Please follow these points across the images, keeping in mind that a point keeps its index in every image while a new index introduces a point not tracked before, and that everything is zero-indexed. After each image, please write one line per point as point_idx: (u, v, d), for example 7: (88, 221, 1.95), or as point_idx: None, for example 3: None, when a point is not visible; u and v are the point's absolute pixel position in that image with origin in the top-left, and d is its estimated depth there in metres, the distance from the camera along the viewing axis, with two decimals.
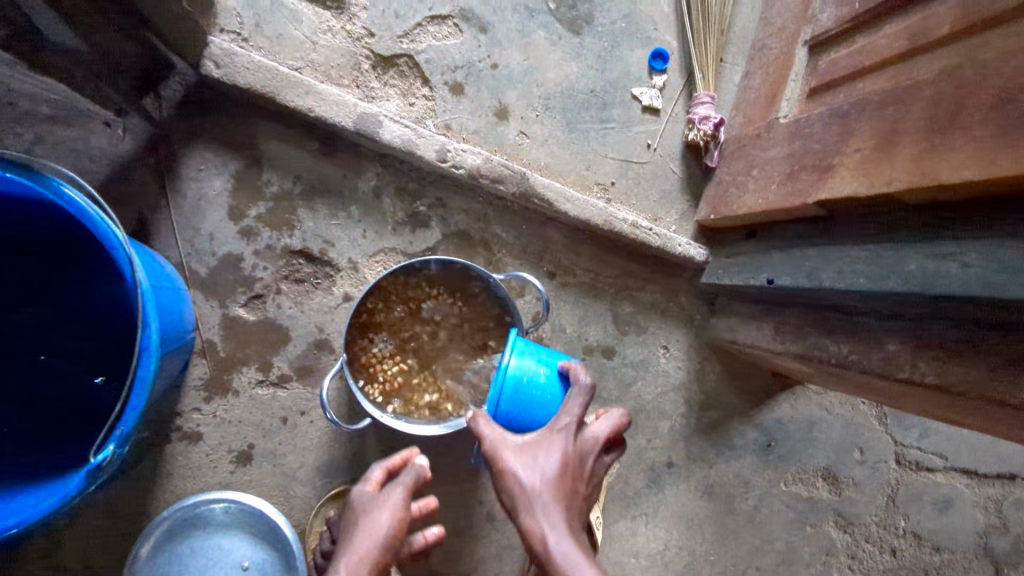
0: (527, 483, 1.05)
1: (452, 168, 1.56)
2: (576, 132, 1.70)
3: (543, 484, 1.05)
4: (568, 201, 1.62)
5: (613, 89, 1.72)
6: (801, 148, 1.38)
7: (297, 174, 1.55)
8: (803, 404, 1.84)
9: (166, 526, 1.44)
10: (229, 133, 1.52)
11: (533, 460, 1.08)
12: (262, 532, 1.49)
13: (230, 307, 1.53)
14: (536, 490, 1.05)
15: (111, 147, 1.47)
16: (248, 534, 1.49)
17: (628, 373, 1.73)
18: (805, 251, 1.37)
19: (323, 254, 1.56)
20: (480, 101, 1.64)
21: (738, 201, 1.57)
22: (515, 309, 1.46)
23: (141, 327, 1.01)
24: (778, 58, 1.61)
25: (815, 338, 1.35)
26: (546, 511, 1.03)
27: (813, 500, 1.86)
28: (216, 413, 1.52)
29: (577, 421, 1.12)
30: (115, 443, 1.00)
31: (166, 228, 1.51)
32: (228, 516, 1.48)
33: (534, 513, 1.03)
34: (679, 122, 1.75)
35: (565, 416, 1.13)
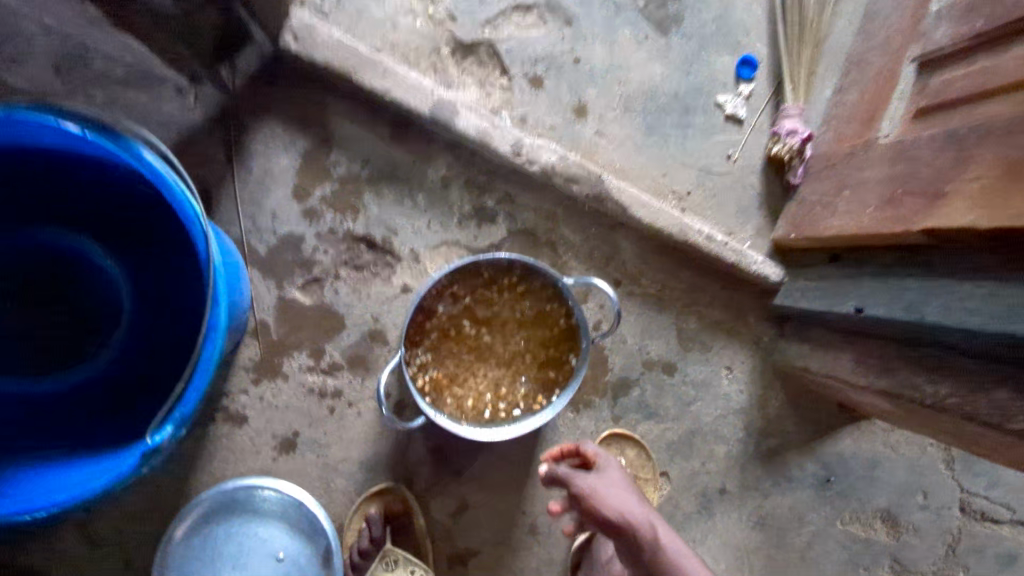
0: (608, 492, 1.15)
1: (525, 163, 1.49)
2: (654, 136, 1.63)
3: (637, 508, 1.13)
4: (642, 207, 1.54)
5: (697, 94, 1.65)
6: (906, 170, 1.29)
7: (365, 157, 1.50)
8: (867, 440, 1.75)
9: (203, 507, 1.39)
10: (300, 110, 1.47)
11: (604, 477, 1.19)
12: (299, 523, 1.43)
13: (287, 289, 1.48)
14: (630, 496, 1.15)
15: (182, 115, 1.43)
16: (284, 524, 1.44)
17: (687, 392, 1.66)
18: (901, 281, 1.27)
19: (386, 242, 1.51)
20: (558, 97, 1.58)
21: (824, 221, 1.48)
22: (588, 331, 1.39)
23: (210, 306, 0.95)
24: (879, 73, 1.51)
25: (905, 375, 1.25)
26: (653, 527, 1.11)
27: (869, 542, 1.76)
28: (264, 396, 1.48)
29: (608, 456, 1.26)
30: (173, 425, 0.94)
31: (228, 203, 1.46)
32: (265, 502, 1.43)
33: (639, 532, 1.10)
34: (763, 134, 1.68)
35: (600, 455, 1.26)
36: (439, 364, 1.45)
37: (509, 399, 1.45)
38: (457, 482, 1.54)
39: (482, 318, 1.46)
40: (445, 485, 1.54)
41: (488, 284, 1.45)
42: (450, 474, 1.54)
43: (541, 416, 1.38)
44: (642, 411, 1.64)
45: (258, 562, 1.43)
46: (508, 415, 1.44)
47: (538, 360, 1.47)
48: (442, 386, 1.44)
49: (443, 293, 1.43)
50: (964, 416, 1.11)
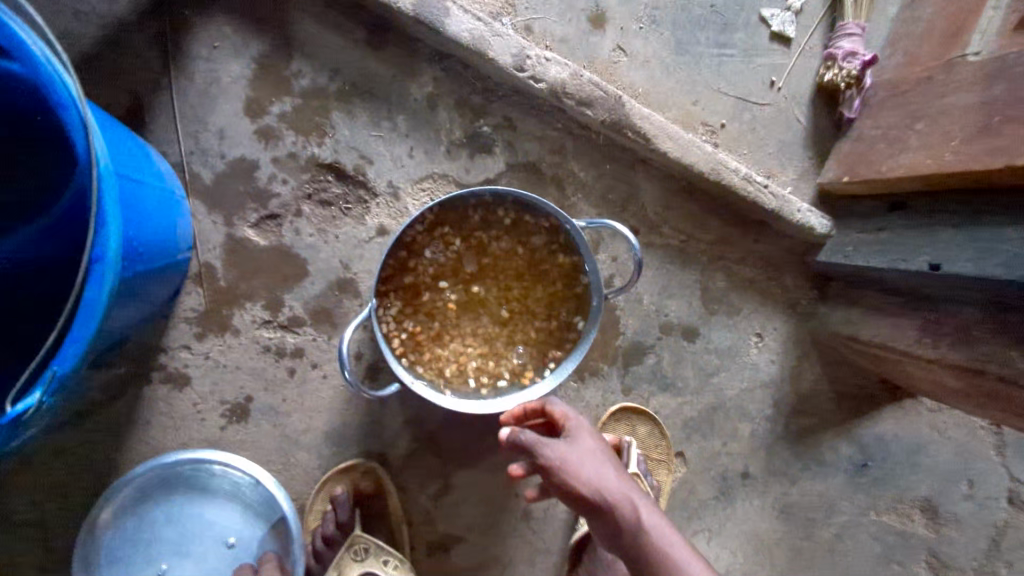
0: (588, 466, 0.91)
1: (530, 80, 1.22)
2: (685, 56, 1.35)
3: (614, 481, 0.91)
4: (669, 139, 1.28)
5: (738, 7, 1.37)
6: (1007, 92, 1.03)
7: (335, 67, 1.23)
8: (911, 421, 1.53)
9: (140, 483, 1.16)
10: (254, 5, 1.19)
11: (580, 448, 0.93)
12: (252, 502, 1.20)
13: (238, 226, 1.22)
14: (610, 470, 0.92)
15: (105, 5, 1.15)
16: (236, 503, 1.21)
17: (710, 361, 1.42)
18: (994, 232, 1.02)
19: (359, 173, 1.25)
20: (572, 2, 1.30)
21: (888, 161, 1.23)
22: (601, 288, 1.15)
23: (94, 231, 0.70)
24: None
25: (990, 348, 1.01)
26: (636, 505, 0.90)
27: (905, 535, 1.56)
28: (210, 354, 1.23)
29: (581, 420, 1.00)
30: (43, 390, 0.69)
31: (164, 118, 1.19)
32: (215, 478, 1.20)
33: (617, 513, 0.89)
34: (814, 59, 1.40)
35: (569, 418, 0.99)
36: (418, 319, 1.20)
37: (495, 371, 1.21)
38: (440, 459, 1.32)
39: (477, 273, 1.21)
40: (425, 463, 1.32)
41: (482, 224, 1.20)
42: (432, 450, 1.31)
43: (524, 397, 1.15)
44: (657, 382, 1.41)
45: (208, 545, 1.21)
46: (489, 389, 1.21)
47: (536, 332, 1.23)
48: (421, 347, 1.20)
49: (434, 236, 1.18)
50: None
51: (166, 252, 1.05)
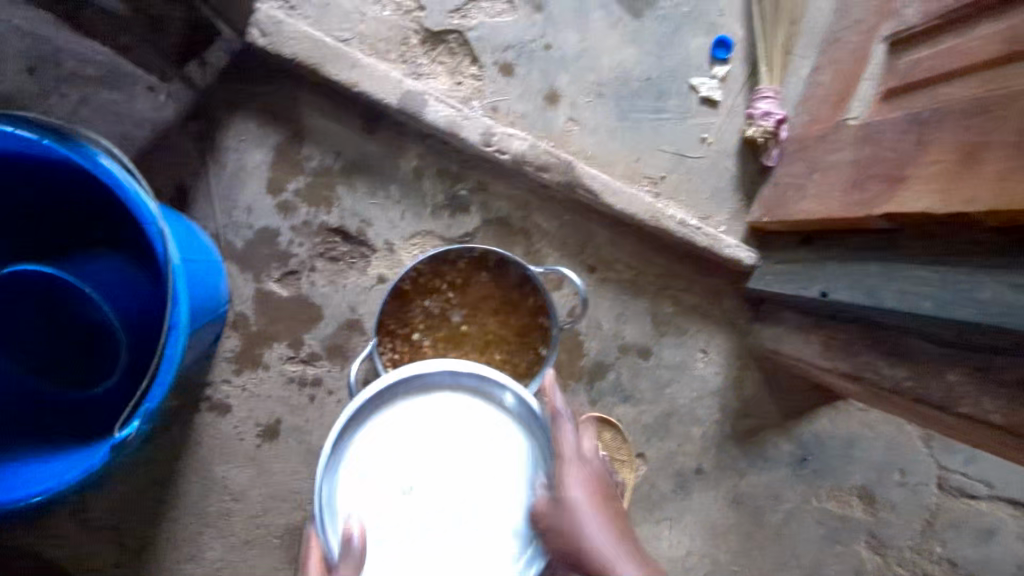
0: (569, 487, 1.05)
1: (496, 153, 1.50)
2: (627, 122, 1.63)
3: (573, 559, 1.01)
4: (614, 194, 1.55)
5: (671, 78, 1.64)
6: (871, 154, 1.29)
7: (338, 150, 1.52)
8: (844, 420, 1.77)
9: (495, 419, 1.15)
10: (272, 104, 1.49)
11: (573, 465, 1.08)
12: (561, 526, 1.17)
13: (265, 281, 1.51)
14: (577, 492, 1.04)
15: (154, 112, 1.45)
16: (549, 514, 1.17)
17: (662, 375, 1.68)
18: (865, 266, 1.27)
19: (360, 233, 1.53)
20: (530, 84, 1.58)
21: (795, 205, 1.48)
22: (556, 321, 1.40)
23: (171, 306, 0.98)
24: (852, 54, 1.50)
25: (867, 359, 1.26)
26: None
27: (845, 518, 1.79)
28: (246, 386, 1.52)
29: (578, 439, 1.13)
30: (139, 421, 0.98)
31: (204, 199, 1.49)
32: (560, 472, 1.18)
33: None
34: (738, 117, 1.67)
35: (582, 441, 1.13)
36: (412, 353, 1.48)
37: None
38: None
39: (462, 318, 1.50)
40: None
41: (466, 275, 1.48)
42: None
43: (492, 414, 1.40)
44: (618, 394, 1.67)
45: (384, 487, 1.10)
46: None
47: (502, 371, 1.48)
48: None
49: (432, 288, 1.47)
50: (918, 399, 1.13)
51: (212, 307, 1.34)
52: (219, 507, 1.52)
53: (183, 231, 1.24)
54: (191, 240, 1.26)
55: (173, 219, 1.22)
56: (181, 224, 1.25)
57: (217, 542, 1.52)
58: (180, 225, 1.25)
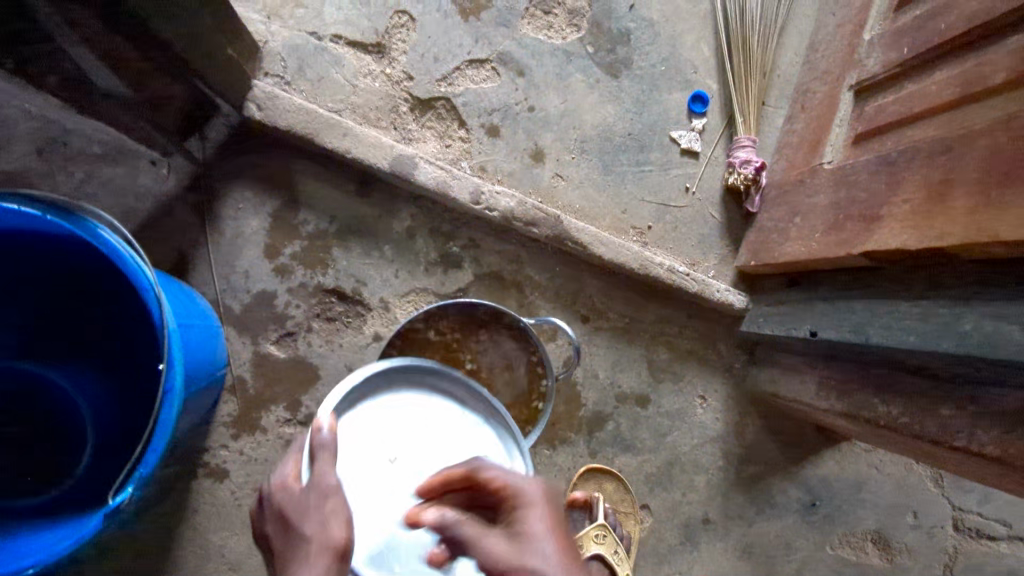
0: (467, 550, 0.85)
1: (485, 210, 1.54)
2: (612, 175, 1.68)
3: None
4: (603, 244, 1.59)
5: (651, 132, 1.71)
6: (847, 195, 1.33)
7: (333, 214, 1.57)
8: (850, 461, 1.74)
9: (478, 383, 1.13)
10: (268, 173, 1.55)
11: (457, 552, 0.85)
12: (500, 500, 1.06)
13: (262, 344, 1.53)
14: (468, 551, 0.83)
15: (155, 185, 1.51)
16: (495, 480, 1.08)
17: (663, 423, 1.67)
18: (851, 304, 1.28)
19: (356, 293, 1.56)
20: (516, 144, 1.65)
21: (779, 247, 1.51)
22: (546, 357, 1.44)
23: (167, 369, 0.99)
24: (822, 103, 1.57)
25: (861, 397, 1.25)
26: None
27: (861, 565, 1.74)
28: (243, 450, 1.51)
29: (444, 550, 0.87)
30: (133, 486, 0.96)
31: (203, 265, 1.53)
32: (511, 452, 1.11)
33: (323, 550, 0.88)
34: (719, 165, 1.73)
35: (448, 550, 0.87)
36: None
37: None
38: None
39: (467, 355, 1.51)
40: None
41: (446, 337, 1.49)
42: None
43: None
44: (618, 444, 1.65)
45: (366, 457, 1.03)
46: None
47: None
48: None
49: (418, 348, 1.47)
50: (913, 436, 1.12)
51: (210, 371, 1.35)
52: None
53: (178, 297, 1.26)
54: (183, 302, 1.26)
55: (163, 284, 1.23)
56: (171, 287, 1.26)
57: None
58: (173, 289, 1.26)
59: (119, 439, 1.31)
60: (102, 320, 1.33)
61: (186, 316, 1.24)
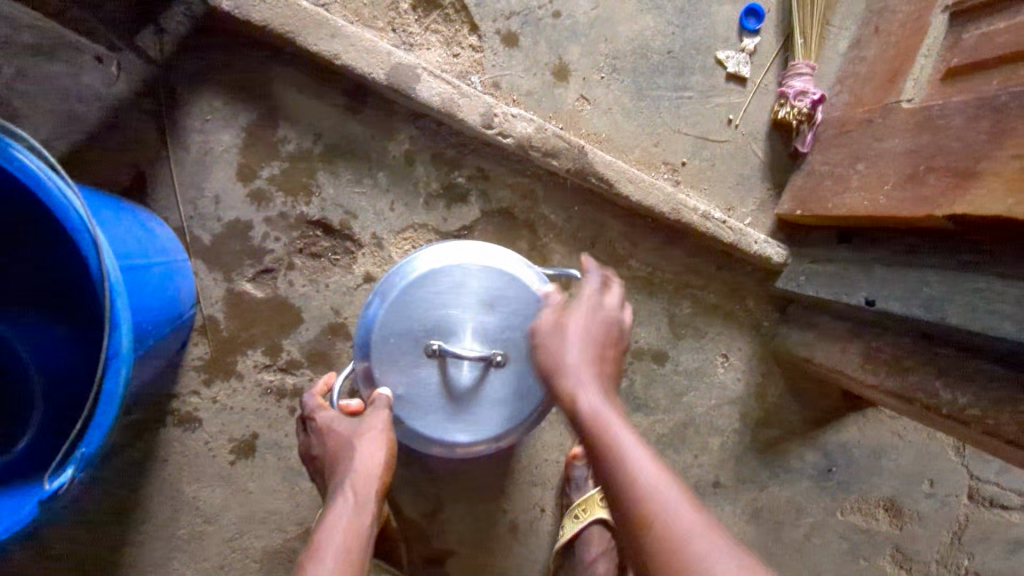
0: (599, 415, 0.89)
1: (498, 136, 1.31)
2: (646, 100, 1.45)
3: (584, 377, 0.92)
4: (631, 182, 1.37)
5: (695, 51, 1.46)
6: (932, 142, 1.12)
7: (317, 131, 1.33)
8: (872, 428, 1.63)
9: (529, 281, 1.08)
10: (240, 79, 1.30)
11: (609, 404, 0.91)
12: (408, 291, 1.05)
13: (236, 281, 1.34)
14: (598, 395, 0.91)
15: (104, 87, 1.26)
16: (444, 303, 1.05)
17: (680, 382, 1.53)
18: (923, 273, 1.11)
19: (344, 227, 1.36)
20: (537, 57, 1.39)
21: (834, 197, 1.32)
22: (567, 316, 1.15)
23: (109, 331, 0.80)
24: (903, 26, 1.32)
25: (920, 377, 1.11)
26: (693, 517, 0.79)
27: (869, 532, 1.67)
28: (217, 397, 1.35)
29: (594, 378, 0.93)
30: (73, 468, 0.80)
31: (165, 187, 1.30)
32: (470, 269, 1.06)
33: (381, 426, 0.99)
34: (768, 95, 1.49)
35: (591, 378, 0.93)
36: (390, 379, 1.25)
37: None
38: (432, 483, 1.46)
39: None
40: (417, 485, 1.45)
41: None
42: (422, 472, 1.45)
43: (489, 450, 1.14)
44: (630, 403, 1.52)
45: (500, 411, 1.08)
46: None
47: None
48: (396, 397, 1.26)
49: None
50: (985, 432, 0.99)
51: (172, 315, 1.16)
52: (190, 530, 1.37)
53: (116, 222, 1.04)
54: (115, 221, 1.03)
55: (95, 205, 1.01)
56: (98, 203, 1.02)
57: (189, 568, 1.38)
58: (100, 205, 1.02)
59: (65, 391, 1.11)
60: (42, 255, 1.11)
61: (124, 244, 1.01)
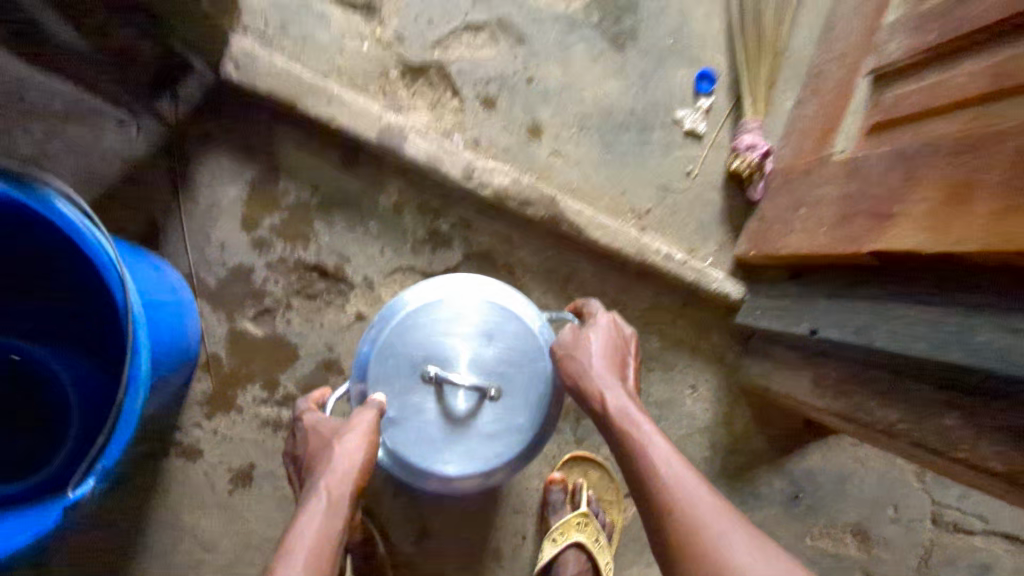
0: (625, 415, 1.07)
1: (478, 187, 1.46)
2: (611, 154, 1.61)
3: (608, 387, 1.10)
4: (599, 227, 1.52)
5: (655, 110, 1.63)
6: (857, 190, 1.27)
7: (314, 184, 1.48)
8: (836, 455, 1.72)
9: (518, 314, 1.21)
10: (247, 139, 1.45)
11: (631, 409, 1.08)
12: (403, 323, 1.17)
13: (238, 320, 1.46)
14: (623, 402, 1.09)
15: (124, 146, 1.41)
16: (438, 333, 1.16)
17: (652, 412, 1.64)
18: (856, 304, 1.24)
19: (338, 270, 1.49)
20: (512, 117, 1.56)
21: (782, 239, 1.46)
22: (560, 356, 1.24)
23: (131, 357, 0.91)
24: (835, 88, 1.49)
25: (859, 399, 1.22)
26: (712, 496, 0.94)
27: (839, 557, 1.74)
28: (218, 429, 1.45)
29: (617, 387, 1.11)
30: (95, 479, 0.90)
31: (176, 235, 1.44)
32: (466, 305, 1.18)
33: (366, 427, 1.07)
34: (723, 149, 1.66)
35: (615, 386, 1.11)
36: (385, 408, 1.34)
37: None
38: (419, 510, 1.54)
39: None
40: (405, 513, 1.54)
41: None
42: (410, 500, 1.54)
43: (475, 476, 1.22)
44: None
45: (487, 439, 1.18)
46: None
47: None
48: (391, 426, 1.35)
49: None
50: (913, 444, 1.10)
51: (180, 350, 1.27)
52: (188, 557, 1.44)
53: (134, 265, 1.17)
54: (133, 263, 1.16)
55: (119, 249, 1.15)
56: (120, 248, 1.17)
57: None
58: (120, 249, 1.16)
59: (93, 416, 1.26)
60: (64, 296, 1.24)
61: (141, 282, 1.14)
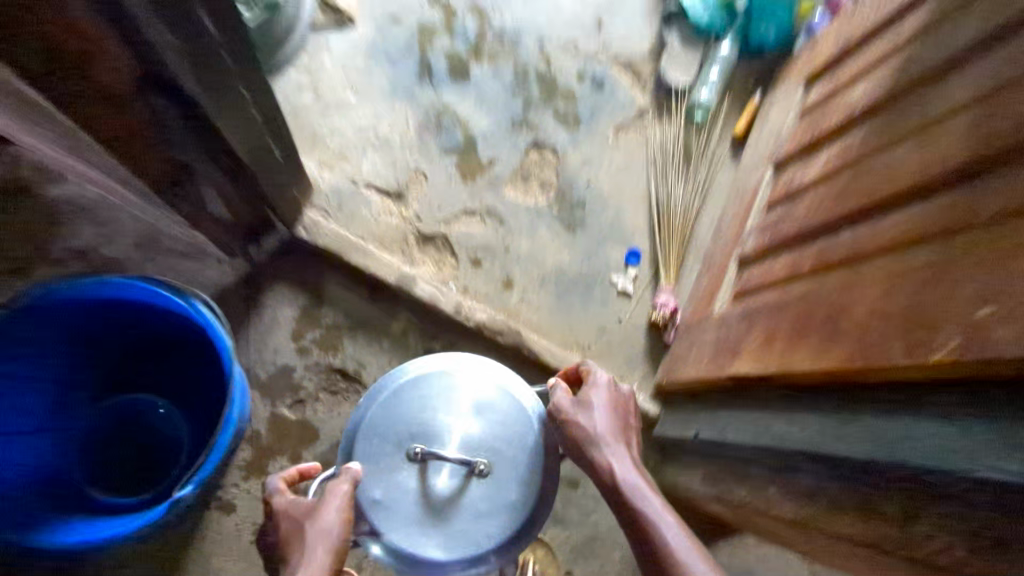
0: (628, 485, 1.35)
1: (464, 319, 2.04)
2: (563, 303, 2.22)
3: (613, 462, 1.38)
4: (551, 354, 2.08)
5: (596, 274, 2.27)
6: (722, 334, 1.85)
7: (347, 311, 2.06)
8: (740, 553, 2.12)
9: (514, 397, 1.46)
10: (304, 277, 2.06)
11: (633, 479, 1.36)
12: (391, 402, 1.44)
13: (278, 406, 1.96)
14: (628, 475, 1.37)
15: (218, 278, 2.02)
16: (420, 412, 1.41)
17: (589, 503, 2.07)
18: (722, 413, 1.76)
19: (356, 373, 2.02)
20: (493, 274, 2.19)
21: (681, 369, 2.02)
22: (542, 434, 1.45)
23: None
24: (718, 267, 2.14)
25: (726, 482, 1.70)
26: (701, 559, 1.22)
27: None
28: (250, 490, 1.88)
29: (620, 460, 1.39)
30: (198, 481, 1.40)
31: (243, 341, 2.00)
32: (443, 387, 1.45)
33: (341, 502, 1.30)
34: (647, 304, 2.27)
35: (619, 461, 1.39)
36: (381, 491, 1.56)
37: None
38: None
39: None
40: None
41: None
42: None
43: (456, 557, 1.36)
44: (551, 517, 2.04)
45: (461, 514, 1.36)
46: None
47: None
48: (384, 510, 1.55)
49: None
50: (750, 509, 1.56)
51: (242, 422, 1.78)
52: None
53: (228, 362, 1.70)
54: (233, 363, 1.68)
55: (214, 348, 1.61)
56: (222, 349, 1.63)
57: None
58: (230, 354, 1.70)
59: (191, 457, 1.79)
60: (186, 371, 1.83)
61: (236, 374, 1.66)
